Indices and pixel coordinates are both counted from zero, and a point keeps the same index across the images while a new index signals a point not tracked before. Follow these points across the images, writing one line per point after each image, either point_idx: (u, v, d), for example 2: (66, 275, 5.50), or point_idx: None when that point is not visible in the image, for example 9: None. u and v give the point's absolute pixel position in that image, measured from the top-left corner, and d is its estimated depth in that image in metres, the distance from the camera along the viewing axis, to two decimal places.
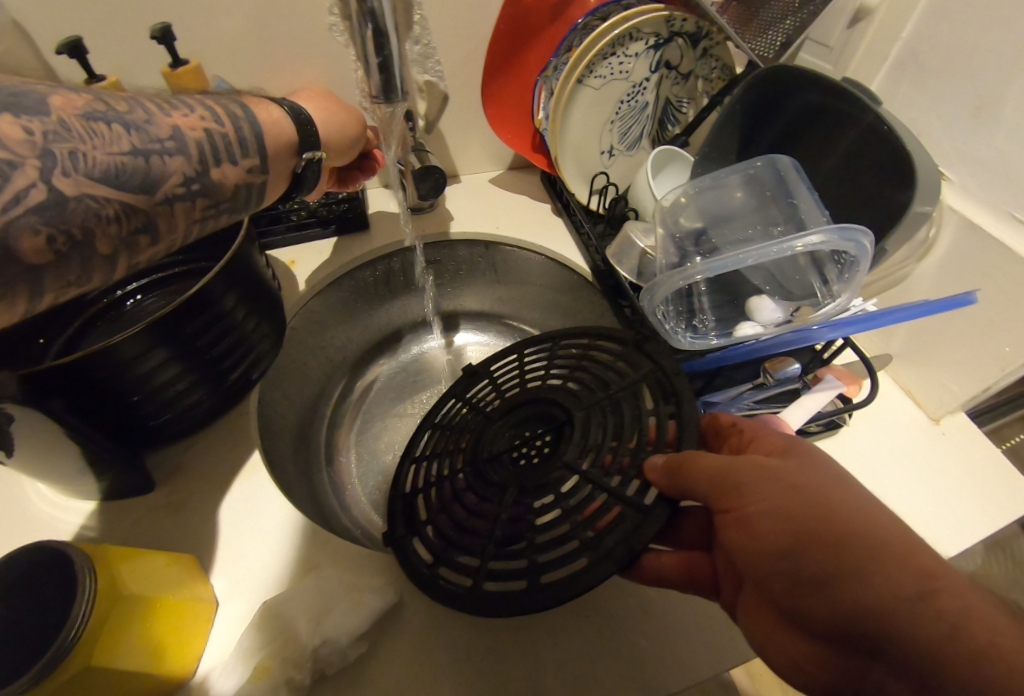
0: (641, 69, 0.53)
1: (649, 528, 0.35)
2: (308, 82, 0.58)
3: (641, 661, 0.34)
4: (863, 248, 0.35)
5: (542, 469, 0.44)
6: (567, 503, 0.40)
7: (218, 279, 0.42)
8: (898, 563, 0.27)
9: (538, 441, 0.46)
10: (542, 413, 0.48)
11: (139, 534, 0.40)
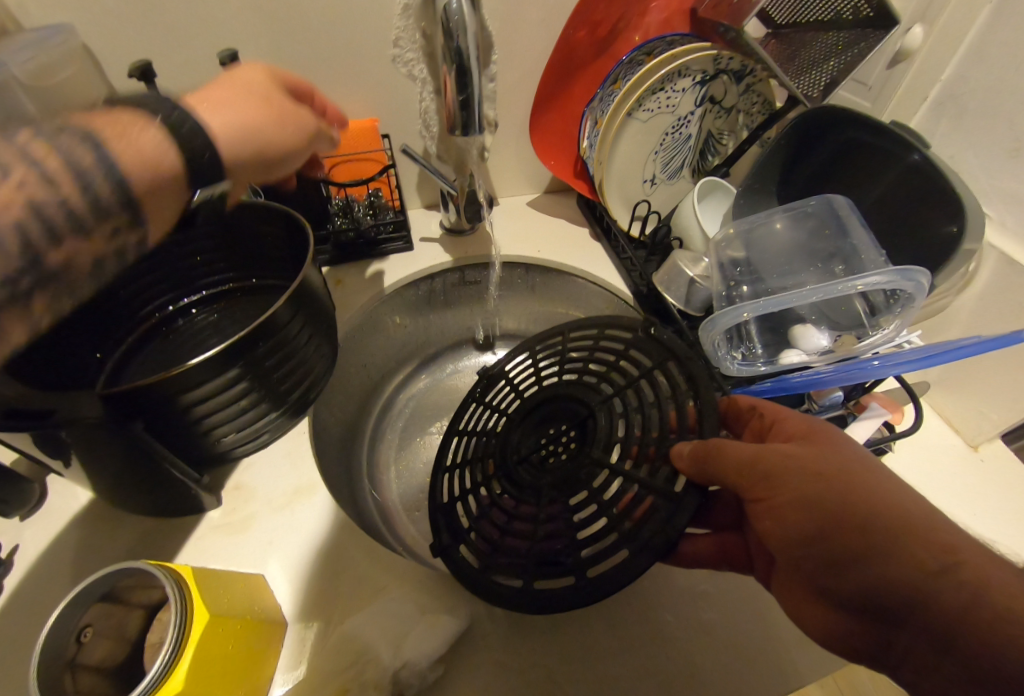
0: (687, 103, 0.55)
1: (683, 517, 0.36)
2: (360, 108, 0.59)
3: (707, 684, 0.35)
4: (921, 287, 0.36)
5: (570, 465, 0.45)
6: (600, 496, 0.42)
7: (288, 303, 0.42)
8: (916, 536, 0.29)
9: (563, 439, 0.49)
10: (563, 410, 0.51)
11: (204, 552, 0.41)
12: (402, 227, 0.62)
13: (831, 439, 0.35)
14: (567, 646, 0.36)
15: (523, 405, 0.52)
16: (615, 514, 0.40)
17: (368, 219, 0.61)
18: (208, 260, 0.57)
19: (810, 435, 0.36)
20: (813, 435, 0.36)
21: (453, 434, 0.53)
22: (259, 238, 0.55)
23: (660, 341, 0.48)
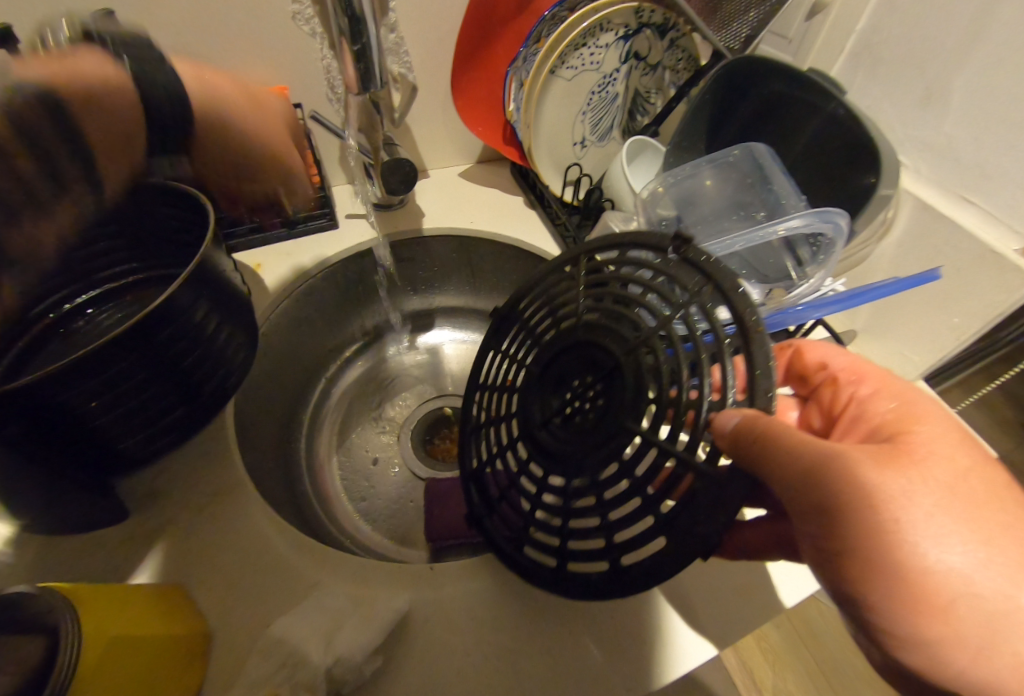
0: (611, 61, 0.53)
1: (736, 495, 0.29)
2: (265, 73, 0.54)
3: (668, 645, 0.35)
4: (840, 228, 0.36)
5: (593, 425, 0.36)
6: (633, 474, 0.33)
7: (187, 287, 0.38)
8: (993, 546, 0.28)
9: (589, 393, 0.37)
10: (582, 356, 0.38)
11: (111, 569, 0.37)
12: (323, 203, 0.59)
13: (930, 446, 0.30)
14: (539, 622, 0.35)
15: (540, 350, 0.42)
16: (650, 495, 0.33)
17: (284, 196, 0.58)
18: (105, 249, 0.49)
19: (896, 438, 0.31)
20: (914, 448, 0.30)
21: (472, 389, 0.47)
22: (156, 217, 0.48)
23: (700, 268, 0.36)
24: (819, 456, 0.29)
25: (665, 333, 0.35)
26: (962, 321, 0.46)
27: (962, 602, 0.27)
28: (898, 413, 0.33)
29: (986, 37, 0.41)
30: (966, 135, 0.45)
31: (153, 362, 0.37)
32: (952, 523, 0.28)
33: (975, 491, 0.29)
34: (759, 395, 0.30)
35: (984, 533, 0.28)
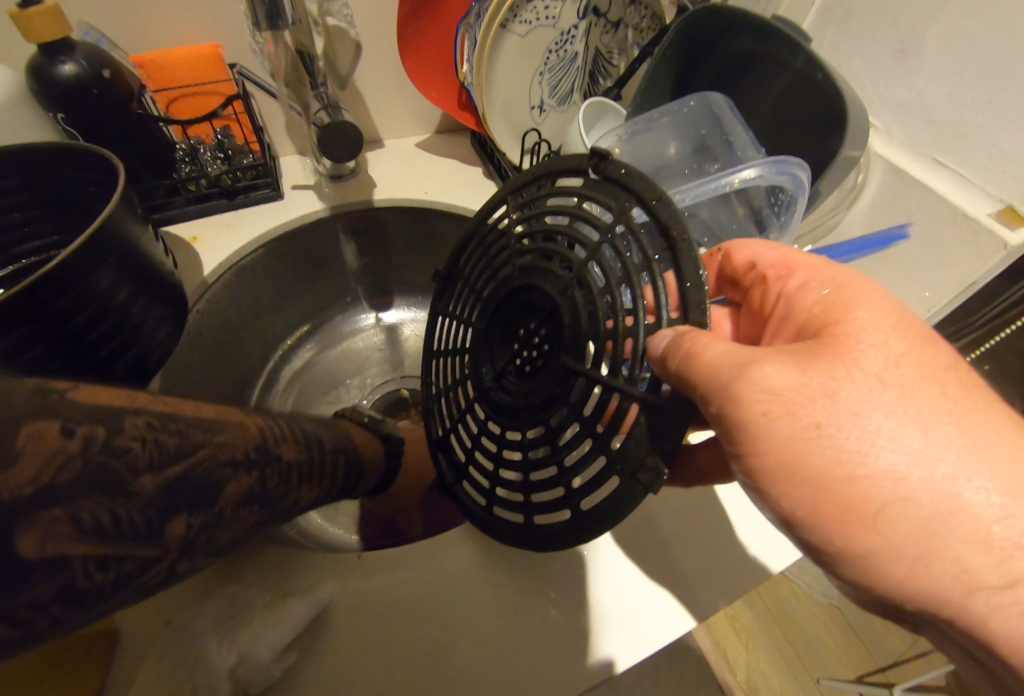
0: (569, 16, 0.49)
1: (678, 423, 0.28)
2: (196, 29, 0.51)
3: (612, 630, 0.32)
4: (800, 181, 0.32)
5: (542, 374, 0.36)
6: (581, 413, 0.33)
7: (89, 250, 0.35)
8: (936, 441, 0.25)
9: (535, 339, 0.37)
10: (525, 303, 0.38)
11: None
12: (265, 172, 0.55)
13: (857, 333, 0.28)
14: (474, 594, 0.33)
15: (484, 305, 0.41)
16: (599, 431, 0.32)
17: (220, 163, 0.54)
18: (18, 224, 0.47)
19: (823, 334, 0.29)
20: (844, 341, 0.28)
21: (432, 358, 0.47)
22: (64, 181, 0.46)
23: (620, 184, 0.34)
24: (743, 366, 0.27)
25: (593, 259, 0.34)
26: (932, 290, 0.43)
27: (930, 499, 0.25)
28: (830, 299, 0.30)
29: None
30: (938, 91, 0.42)
31: (51, 333, 0.34)
32: (888, 414, 0.26)
33: (908, 377, 0.27)
34: (692, 310, 0.29)
35: (927, 418, 0.26)
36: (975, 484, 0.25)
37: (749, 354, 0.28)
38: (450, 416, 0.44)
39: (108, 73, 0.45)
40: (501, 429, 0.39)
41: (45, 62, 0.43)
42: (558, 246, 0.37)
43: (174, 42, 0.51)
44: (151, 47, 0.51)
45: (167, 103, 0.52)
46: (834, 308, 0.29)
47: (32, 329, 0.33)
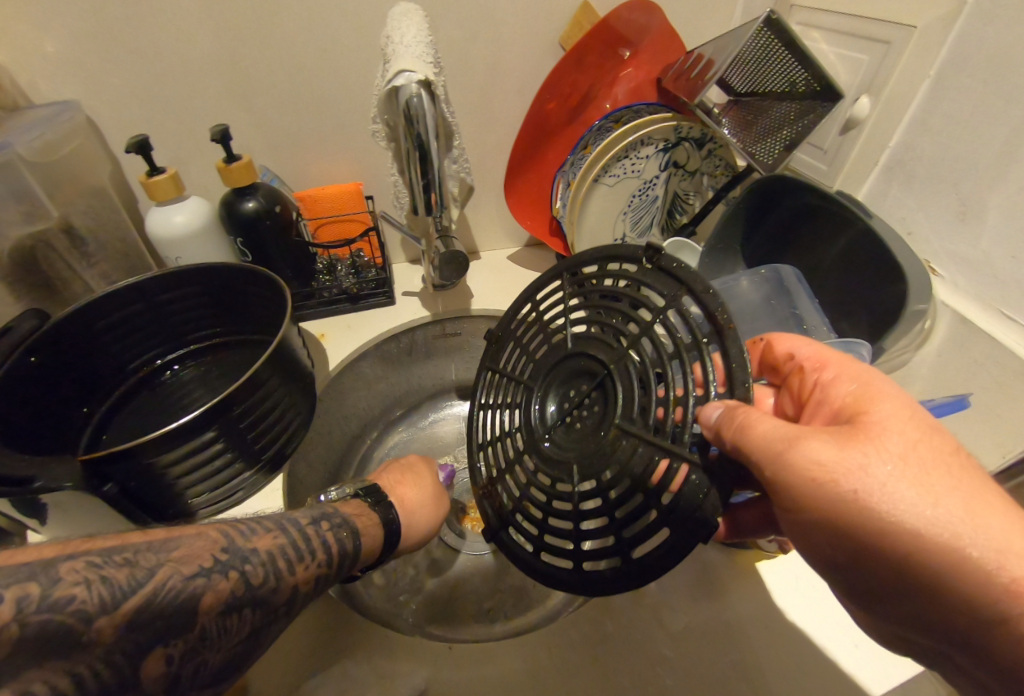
0: (652, 169, 0.58)
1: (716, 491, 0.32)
2: (347, 171, 0.65)
3: None
4: (863, 359, 0.38)
5: (587, 435, 0.40)
6: (630, 472, 0.36)
7: (268, 362, 0.45)
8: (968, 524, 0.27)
9: (586, 401, 0.41)
10: (577, 370, 0.43)
11: None
12: (383, 285, 0.65)
13: (885, 423, 0.30)
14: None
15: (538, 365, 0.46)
16: (648, 489, 0.35)
17: (351, 277, 0.65)
18: (197, 318, 0.60)
19: (853, 420, 0.31)
20: (873, 424, 0.31)
21: (478, 413, 0.51)
22: (244, 296, 0.58)
23: (669, 271, 0.39)
24: (784, 447, 0.30)
25: (645, 334, 0.39)
26: (1008, 438, 0.44)
27: (960, 570, 0.27)
28: (858, 391, 0.33)
29: (1015, 162, 0.43)
30: (1004, 251, 0.45)
31: (226, 428, 0.43)
32: (913, 489, 0.28)
33: (928, 459, 0.29)
34: (737, 387, 0.33)
35: (961, 500, 0.28)
36: (989, 548, 0.27)
37: (795, 431, 0.31)
38: (493, 468, 0.47)
39: (279, 207, 0.58)
40: (548, 481, 0.42)
41: (235, 200, 0.56)
42: (612, 322, 0.42)
43: (329, 180, 0.65)
44: (310, 185, 0.65)
45: (315, 227, 0.64)
46: (861, 398, 0.32)
47: (215, 425, 0.42)
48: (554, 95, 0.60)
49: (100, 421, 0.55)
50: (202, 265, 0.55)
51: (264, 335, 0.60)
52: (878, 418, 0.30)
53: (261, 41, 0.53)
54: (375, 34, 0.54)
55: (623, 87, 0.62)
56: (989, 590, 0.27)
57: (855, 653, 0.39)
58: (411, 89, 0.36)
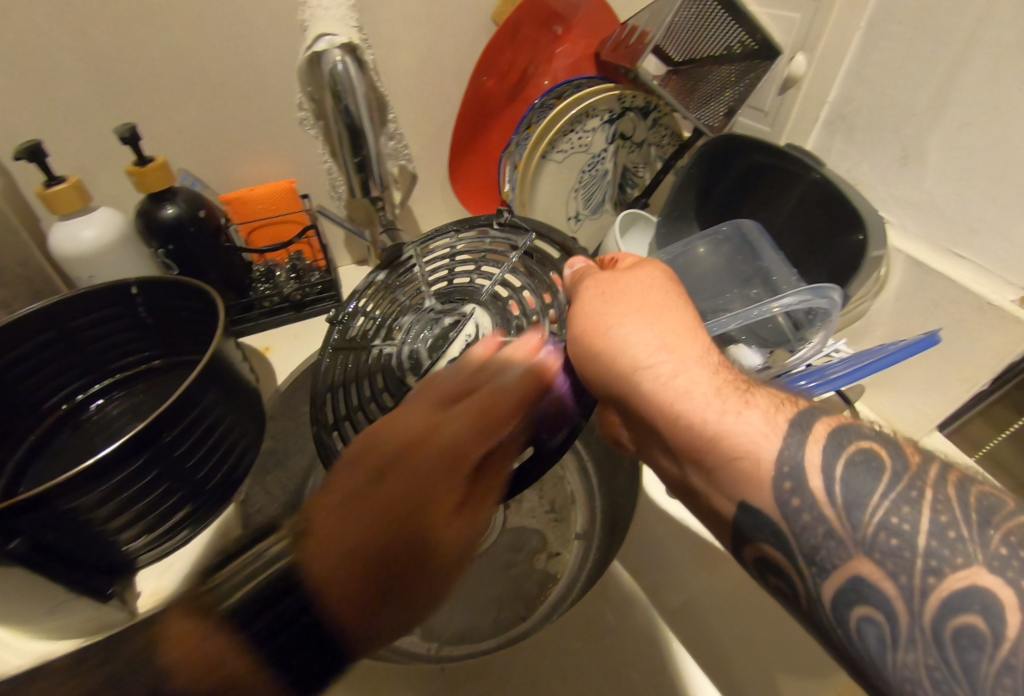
0: (599, 142, 0.57)
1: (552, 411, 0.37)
2: (280, 170, 0.60)
3: None
4: (834, 302, 0.39)
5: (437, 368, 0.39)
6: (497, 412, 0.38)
7: (198, 381, 0.40)
8: (710, 387, 0.30)
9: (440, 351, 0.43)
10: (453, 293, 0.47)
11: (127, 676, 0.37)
12: (329, 287, 0.62)
13: (678, 302, 0.35)
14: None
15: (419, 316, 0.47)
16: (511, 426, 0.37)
17: (294, 282, 0.61)
18: (123, 343, 0.54)
19: (661, 297, 0.35)
20: (618, 284, 0.37)
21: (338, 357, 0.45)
22: (170, 308, 0.52)
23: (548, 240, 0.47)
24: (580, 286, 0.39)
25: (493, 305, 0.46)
26: (971, 372, 0.45)
27: (659, 396, 0.31)
28: (667, 285, 0.37)
29: (952, 104, 0.43)
30: (949, 194, 0.45)
31: (162, 461, 0.38)
32: (695, 350, 0.32)
33: (683, 328, 0.33)
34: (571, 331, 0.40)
35: (660, 334, 0.33)
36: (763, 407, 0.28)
37: (622, 280, 0.37)
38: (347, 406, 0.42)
39: (203, 212, 0.53)
40: None
41: (152, 207, 0.50)
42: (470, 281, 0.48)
43: (260, 181, 0.60)
44: (237, 187, 0.60)
45: (247, 231, 0.60)
46: (604, 279, 0.38)
47: (148, 457, 0.37)
48: (490, 73, 0.57)
49: (12, 473, 0.48)
50: (121, 282, 0.50)
51: (200, 353, 0.55)
52: (679, 299, 0.35)
53: (164, 27, 0.48)
54: (294, 19, 0.50)
55: (562, 62, 0.60)
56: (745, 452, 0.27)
57: (746, 654, 0.38)
58: (334, 55, 0.33)
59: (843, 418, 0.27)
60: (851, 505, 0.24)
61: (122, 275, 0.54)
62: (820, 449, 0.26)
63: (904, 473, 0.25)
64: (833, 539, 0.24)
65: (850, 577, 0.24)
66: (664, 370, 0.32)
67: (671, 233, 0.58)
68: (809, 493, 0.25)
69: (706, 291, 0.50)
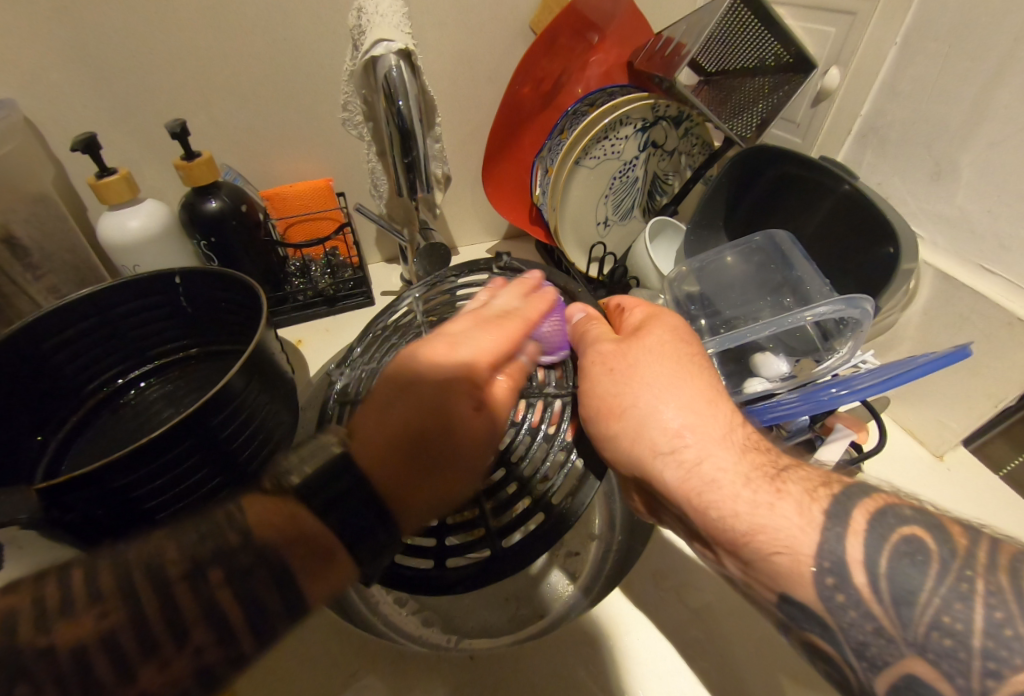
0: (631, 150, 0.58)
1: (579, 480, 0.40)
2: (318, 168, 0.62)
3: None
4: (867, 313, 0.39)
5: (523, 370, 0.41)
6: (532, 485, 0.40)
7: (241, 370, 0.41)
8: (731, 469, 0.31)
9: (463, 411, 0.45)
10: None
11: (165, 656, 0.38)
12: (361, 283, 0.63)
13: (695, 371, 0.36)
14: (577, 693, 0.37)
15: None
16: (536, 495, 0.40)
17: (327, 278, 0.63)
18: (163, 330, 0.56)
19: (674, 366, 0.36)
20: (626, 356, 0.38)
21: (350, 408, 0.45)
22: (210, 298, 0.54)
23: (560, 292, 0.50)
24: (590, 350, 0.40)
25: None
26: (999, 387, 0.45)
27: (685, 483, 0.32)
28: (682, 350, 0.38)
29: (987, 120, 0.43)
30: (981, 209, 0.46)
31: (205, 445, 0.40)
32: (714, 429, 0.33)
33: (698, 402, 0.34)
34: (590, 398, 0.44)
35: (683, 414, 0.34)
36: (790, 495, 0.29)
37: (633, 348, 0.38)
38: None
39: (245, 207, 0.55)
40: None
41: (197, 200, 0.52)
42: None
43: (298, 178, 0.62)
44: (276, 183, 0.62)
45: (285, 227, 0.62)
46: (611, 351, 0.38)
47: (193, 440, 0.39)
48: (527, 79, 0.58)
49: (55, 451, 0.50)
50: (167, 271, 0.52)
51: (236, 343, 0.57)
52: (696, 368, 0.36)
53: (217, 27, 0.50)
54: (340, 22, 0.52)
55: (596, 70, 0.61)
56: (775, 543, 0.28)
57: (767, 659, 0.38)
58: (390, 60, 0.35)
59: (881, 500, 0.29)
60: (899, 600, 0.26)
61: (165, 264, 0.55)
62: (862, 542, 0.27)
63: (953, 559, 0.26)
64: (883, 637, 0.26)
65: (903, 673, 0.25)
66: (681, 453, 0.33)
67: (699, 241, 0.58)
68: (854, 589, 0.27)
69: (734, 298, 0.50)
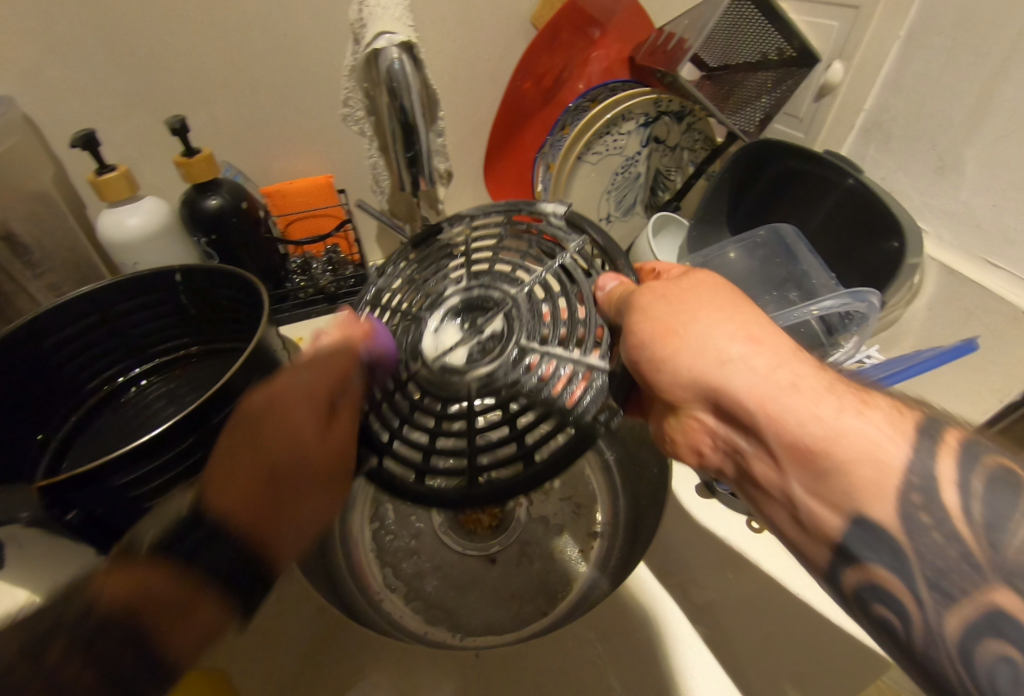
0: (633, 145, 0.58)
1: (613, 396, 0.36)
2: (318, 165, 0.62)
3: None
4: (872, 306, 0.39)
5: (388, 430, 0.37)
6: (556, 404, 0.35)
7: (243, 366, 0.41)
8: (804, 384, 0.28)
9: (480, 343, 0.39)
10: (478, 299, 0.41)
11: None
12: (362, 280, 0.63)
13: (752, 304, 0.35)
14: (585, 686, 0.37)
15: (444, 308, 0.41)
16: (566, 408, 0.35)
17: (328, 275, 0.63)
18: (164, 328, 0.56)
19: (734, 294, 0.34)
20: (678, 285, 0.36)
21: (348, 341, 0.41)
22: (211, 296, 0.54)
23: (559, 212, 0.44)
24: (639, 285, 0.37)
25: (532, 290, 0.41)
26: (1005, 382, 0.45)
27: (759, 390, 0.29)
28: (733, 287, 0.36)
29: (992, 115, 0.43)
30: (986, 202, 0.46)
31: (209, 443, 0.39)
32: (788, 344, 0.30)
33: (766, 324, 0.32)
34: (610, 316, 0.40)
35: (744, 325, 0.31)
36: (869, 415, 0.26)
37: (692, 280, 0.36)
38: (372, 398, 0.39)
39: (245, 204, 0.54)
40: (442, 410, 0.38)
41: (197, 197, 0.52)
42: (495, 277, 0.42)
43: (299, 175, 0.62)
44: (277, 181, 0.61)
45: (286, 224, 0.62)
46: (666, 281, 0.36)
47: (196, 438, 0.38)
48: (527, 75, 0.58)
49: (56, 450, 0.49)
50: (168, 269, 0.52)
51: (237, 341, 0.57)
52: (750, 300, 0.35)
53: (217, 24, 0.49)
54: (340, 19, 0.52)
55: (597, 66, 0.61)
56: (851, 459, 0.26)
57: (770, 658, 0.38)
58: (392, 53, 0.35)
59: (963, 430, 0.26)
60: (991, 525, 0.23)
61: (165, 261, 0.55)
62: (954, 460, 0.25)
63: None
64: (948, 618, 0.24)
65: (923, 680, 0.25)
66: (755, 363, 0.30)
67: (701, 237, 0.58)
68: (941, 508, 0.24)
69: (738, 293, 0.50)
